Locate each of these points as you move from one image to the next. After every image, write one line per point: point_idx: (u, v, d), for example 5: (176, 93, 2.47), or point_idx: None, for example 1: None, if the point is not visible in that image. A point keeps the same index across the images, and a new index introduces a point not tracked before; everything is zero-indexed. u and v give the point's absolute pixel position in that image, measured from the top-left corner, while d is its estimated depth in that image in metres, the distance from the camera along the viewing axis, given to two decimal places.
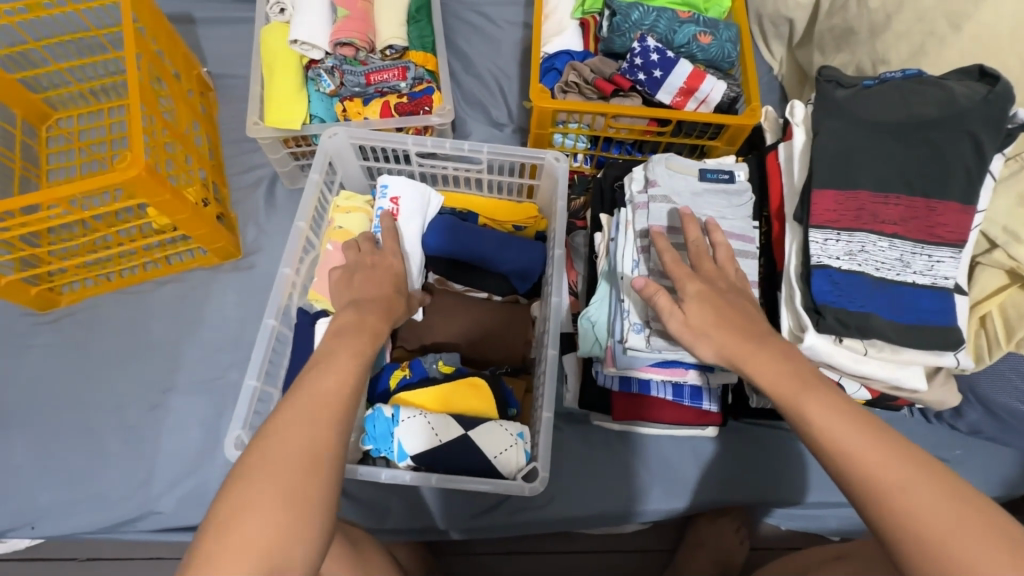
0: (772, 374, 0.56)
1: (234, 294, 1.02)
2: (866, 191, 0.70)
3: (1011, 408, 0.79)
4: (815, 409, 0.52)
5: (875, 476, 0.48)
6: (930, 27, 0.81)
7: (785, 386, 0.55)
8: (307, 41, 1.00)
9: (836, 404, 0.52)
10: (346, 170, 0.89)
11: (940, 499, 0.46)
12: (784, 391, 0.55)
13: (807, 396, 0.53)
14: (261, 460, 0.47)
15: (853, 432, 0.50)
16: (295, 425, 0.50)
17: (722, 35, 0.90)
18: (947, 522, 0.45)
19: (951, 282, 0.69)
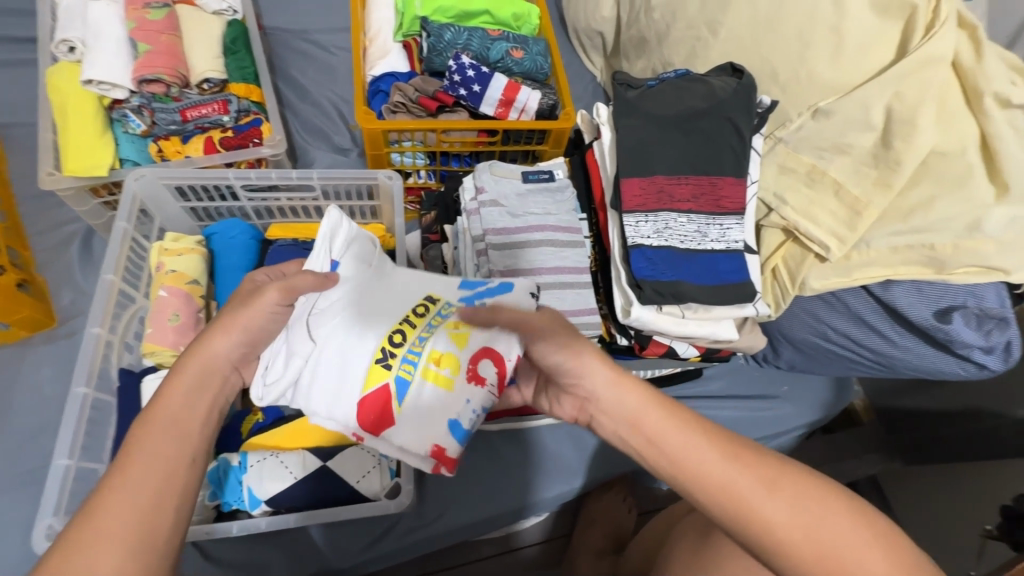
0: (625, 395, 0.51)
1: (51, 368, 0.89)
2: (662, 176, 0.80)
3: (809, 342, 0.93)
4: (669, 430, 0.49)
5: (736, 493, 0.46)
6: (697, 33, 0.95)
7: (641, 403, 0.51)
8: (104, 80, 0.91)
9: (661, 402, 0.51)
10: (165, 213, 0.82)
11: (775, 490, 0.46)
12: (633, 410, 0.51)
13: (654, 407, 0.50)
14: (86, 540, 0.40)
15: (691, 441, 0.48)
16: (125, 495, 0.42)
17: (532, 49, 0.98)
18: (806, 522, 0.45)
19: (740, 244, 0.81)
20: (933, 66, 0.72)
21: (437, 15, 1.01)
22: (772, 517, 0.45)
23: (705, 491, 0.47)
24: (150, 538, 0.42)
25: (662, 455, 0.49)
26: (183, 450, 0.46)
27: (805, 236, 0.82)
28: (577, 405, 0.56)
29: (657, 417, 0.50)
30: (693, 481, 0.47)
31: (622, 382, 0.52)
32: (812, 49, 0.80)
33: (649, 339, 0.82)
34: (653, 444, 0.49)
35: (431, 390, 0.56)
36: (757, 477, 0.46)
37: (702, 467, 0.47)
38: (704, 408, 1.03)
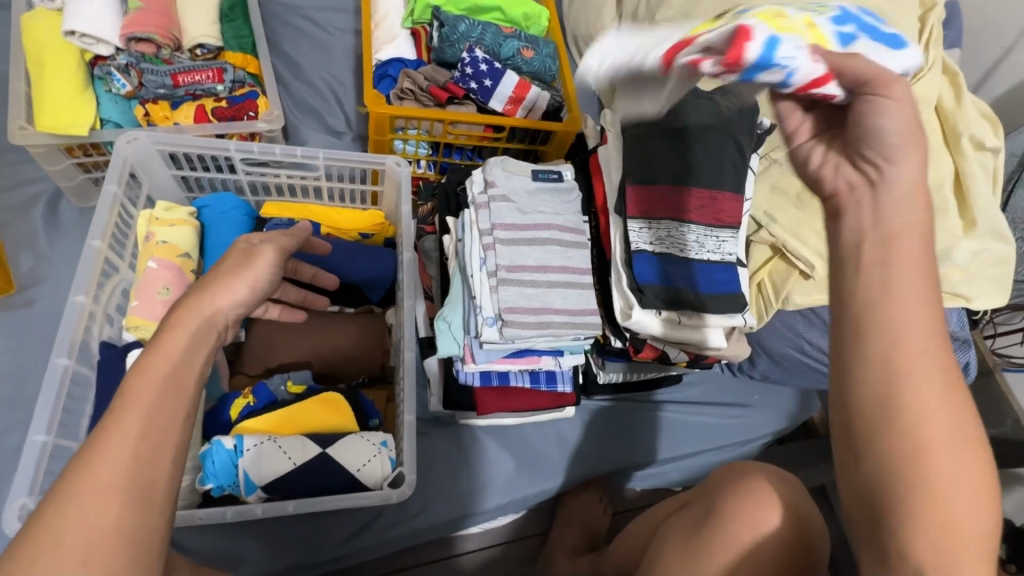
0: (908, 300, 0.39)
1: (7, 338, 0.82)
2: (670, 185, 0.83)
3: (786, 355, 0.98)
4: (923, 366, 0.38)
5: (898, 374, 0.38)
6: None
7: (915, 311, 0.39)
8: (89, 33, 0.85)
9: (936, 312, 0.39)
10: (154, 180, 0.78)
11: (975, 477, 0.38)
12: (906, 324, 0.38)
13: (920, 244, 0.40)
14: (77, 496, 0.37)
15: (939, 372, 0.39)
16: (115, 448, 0.39)
17: (542, 50, 0.99)
18: (944, 435, 0.38)
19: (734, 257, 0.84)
20: (914, 106, 0.80)
21: (449, 6, 1.00)
22: (927, 410, 0.38)
23: (874, 348, 0.39)
24: (148, 492, 0.39)
25: (871, 307, 0.39)
26: (176, 402, 0.42)
27: (793, 256, 0.87)
28: (846, 183, 0.42)
29: (916, 338, 0.38)
30: (878, 330, 0.39)
31: (916, 264, 0.39)
32: None
33: (644, 342, 0.84)
34: (882, 371, 0.38)
35: (787, 40, 0.40)
36: (933, 372, 0.39)
37: (895, 333, 0.39)
38: (682, 413, 1.07)
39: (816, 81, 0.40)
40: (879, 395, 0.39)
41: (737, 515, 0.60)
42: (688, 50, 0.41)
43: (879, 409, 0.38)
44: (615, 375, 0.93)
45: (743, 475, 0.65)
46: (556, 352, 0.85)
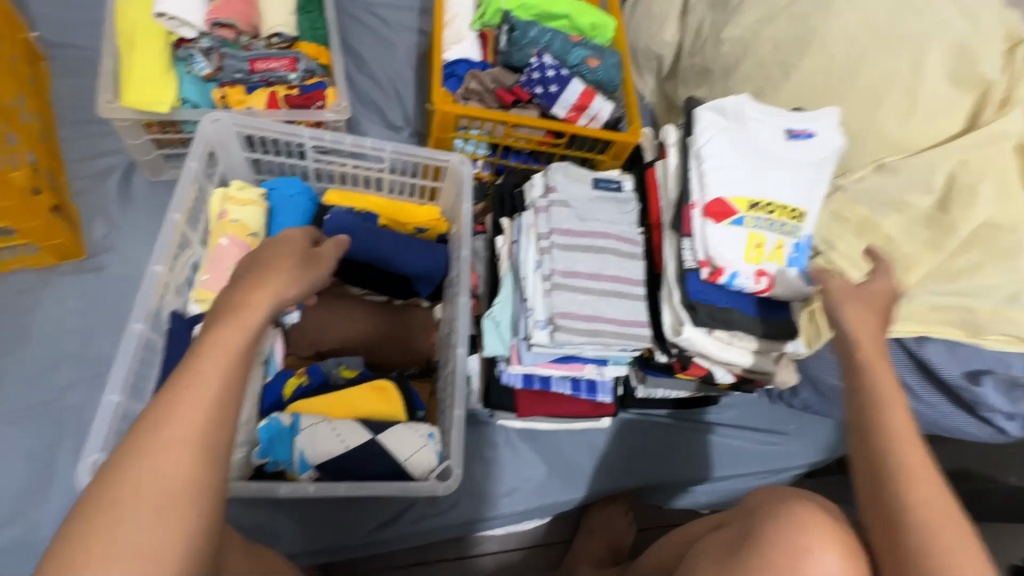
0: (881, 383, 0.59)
1: (76, 301, 0.86)
2: (739, 200, 0.81)
3: (831, 385, 0.96)
4: (914, 445, 0.56)
5: (887, 429, 0.56)
6: (768, 73, 0.97)
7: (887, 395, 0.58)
8: (176, 15, 0.89)
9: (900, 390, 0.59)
10: (229, 161, 0.81)
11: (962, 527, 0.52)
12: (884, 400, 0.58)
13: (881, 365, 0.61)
14: (150, 449, 0.40)
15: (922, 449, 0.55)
16: (185, 406, 0.42)
17: (608, 60, 0.99)
18: (927, 476, 0.54)
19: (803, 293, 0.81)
20: (997, 142, 0.79)
21: (519, 11, 1.01)
22: (909, 456, 0.55)
23: (869, 417, 0.58)
24: (213, 448, 0.42)
25: (861, 388, 0.60)
26: (239, 368, 0.46)
27: (850, 283, 0.84)
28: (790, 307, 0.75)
29: (895, 410, 0.57)
30: (871, 406, 0.58)
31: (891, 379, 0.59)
32: (884, 108, 0.84)
33: (691, 360, 0.83)
34: (879, 432, 0.56)
35: (742, 273, 0.79)
36: (911, 435, 0.56)
37: (888, 404, 0.58)
38: (716, 435, 1.05)
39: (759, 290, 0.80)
40: (877, 451, 0.56)
41: (778, 541, 0.58)
42: (712, 223, 0.80)
43: (875, 455, 0.56)
44: (654, 390, 0.93)
45: (784, 499, 0.62)
46: (601, 361, 0.85)
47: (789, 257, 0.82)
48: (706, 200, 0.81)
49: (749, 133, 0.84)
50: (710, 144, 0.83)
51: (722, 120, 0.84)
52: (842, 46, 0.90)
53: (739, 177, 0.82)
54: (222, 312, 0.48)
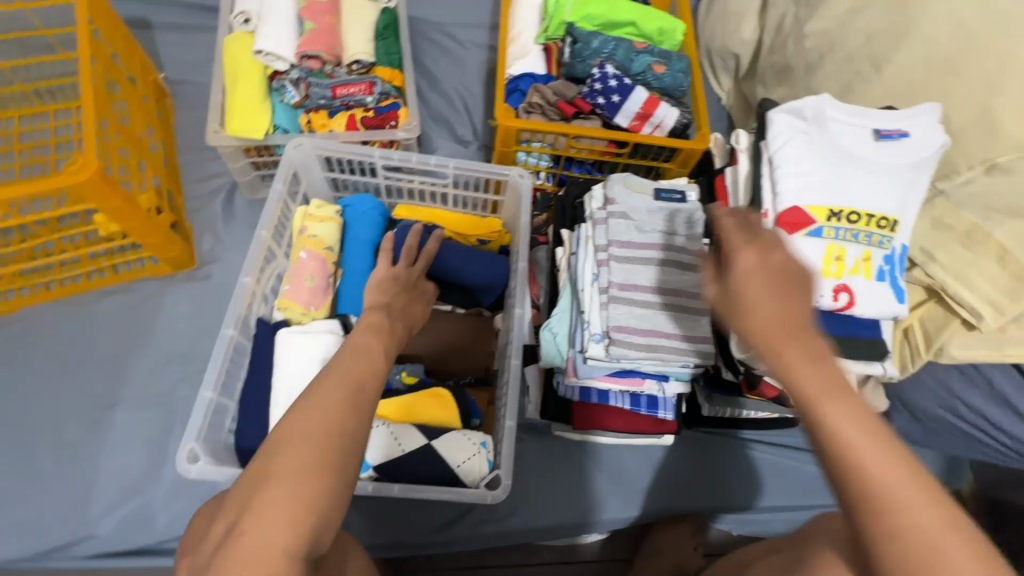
0: (845, 433, 0.42)
1: (187, 306, 0.98)
2: (818, 208, 0.75)
3: (933, 414, 0.86)
4: (905, 501, 0.40)
5: (844, 456, 0.41)
6: (858, 68, 0.89)
7: (860, 448, 0.41)
8: (272, 51, 1.00)
9: (863, 424, 0.42)
10: (310, 180, 0.89)
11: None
12: (855, 445, 0.41)
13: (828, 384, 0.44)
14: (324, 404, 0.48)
15: (923, 504, 0.40)
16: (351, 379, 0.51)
17: (675, 66, 0.96)
18: (905, 505, 0.40)
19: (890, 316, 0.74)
20: None
21: (584, 22, 1.01)
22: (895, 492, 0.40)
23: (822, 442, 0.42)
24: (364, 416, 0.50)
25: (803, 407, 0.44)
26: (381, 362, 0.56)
27: (953, 300, 0.76)
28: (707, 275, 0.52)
29: (864, 437, 0.41)
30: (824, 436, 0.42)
31: (857, 418, 0.42)
32: (999, 99, 0.73)
33: (760, 380, 0.78)
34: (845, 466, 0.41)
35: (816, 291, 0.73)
36: (875, 458, 0.41)
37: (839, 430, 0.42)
38: (791, 460, 0.99)
39: (840, 308, 0.74)
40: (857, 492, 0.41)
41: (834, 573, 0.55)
42: (785, 235, 0.75)
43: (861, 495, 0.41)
44: (721, 409, 0.89)
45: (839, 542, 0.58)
46: (660, 377, 0.83)
47: (879, 270, 0.75)
48: (781, 209, 0.76)
49: (832, 134, 0.76)
50: (789, 150, 0.77)
51: (802, 125, 0.78)
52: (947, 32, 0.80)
53: (822, 185, 0.76)
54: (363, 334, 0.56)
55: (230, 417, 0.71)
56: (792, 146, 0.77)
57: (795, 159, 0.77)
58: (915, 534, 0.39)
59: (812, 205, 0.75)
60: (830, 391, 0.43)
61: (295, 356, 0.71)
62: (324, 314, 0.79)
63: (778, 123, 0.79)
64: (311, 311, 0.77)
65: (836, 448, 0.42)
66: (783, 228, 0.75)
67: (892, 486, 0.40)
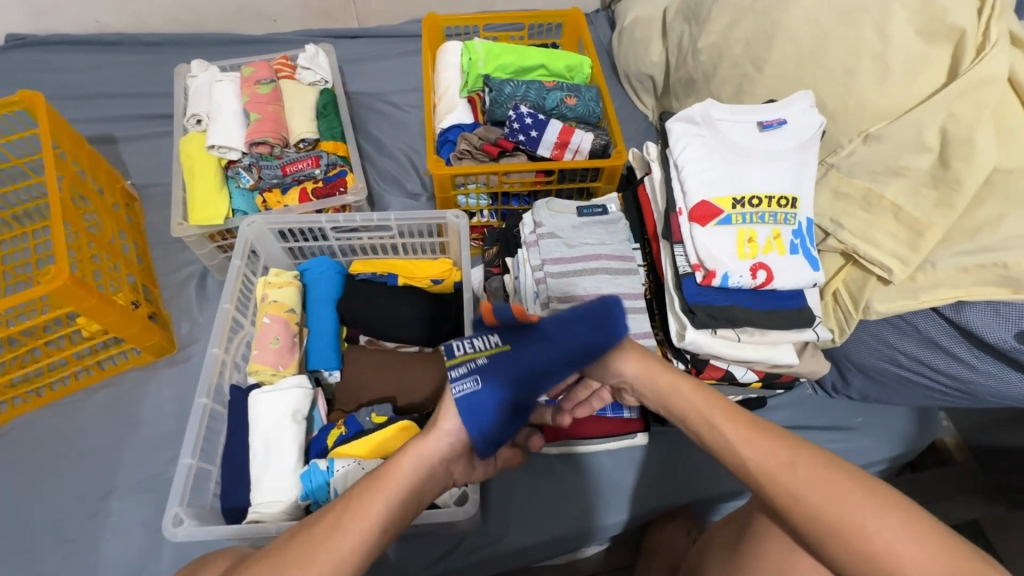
0: (728, 432, 0.54)
1: (171, 389, 1.04)
2: (723, 199, 0.82)
3: (880, 368, 0.90)
4: (786, 457, 0.50)
5: (733, 444, 0.53)
6: (743, 71, 0.99)
7: (741, 436, 0.53)
8: (223, 144, 1.10)
9: (738, 418, 0.55)
10: (268, 253, 0.96)
11: (889, 505, 0.46)
12: (736, 440, 0.54)
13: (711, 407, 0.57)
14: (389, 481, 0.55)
15: (799, 453, 0.51)
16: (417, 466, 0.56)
17: (585, 96, 1.06)
18: (794, 463, 0.50)
19: (811, 283, 0.80)
20: (985, 86, 0.74)
21: (498, 72, 1.12)
22: (771, 454, 0.51)
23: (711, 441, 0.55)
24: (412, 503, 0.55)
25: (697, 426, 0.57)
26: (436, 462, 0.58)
27: (865, 259, 0.81)
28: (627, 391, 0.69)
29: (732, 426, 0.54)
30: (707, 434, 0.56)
31: (726, 411, 0.56)
32: (858, 78, 0.84)
33: (705, 362, 0.85)
34: (731, 447, 0.53)
35: (734, 273, 0.79)
36: (750, 434, 0.53)
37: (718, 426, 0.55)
38: None
39: (761, 283, 0.79)
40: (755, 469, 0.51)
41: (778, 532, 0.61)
42: (698, 227, 0.81)
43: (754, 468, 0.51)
44: None
45: None
46: None
47: (790, 244, 0.81)
48: (690, 205, 0.83)
49: (724, 135, 0.85)
50: (688, 153, 0.85)
51: (695, 131, 0.87)
52: (807, 29, 0.90)
53: (724, 178, 0.83)
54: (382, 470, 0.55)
55: (213, 480, 0.76)
56: (692, 150, 0.85)
57: (696, 159, 0.85)
58: (802, 480, 0.49)
59: (718, 194, 0.82)
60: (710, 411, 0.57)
61: (269, 412, 0.77)
62: (293, 371, 0.85)
63: (675, 133, 0.87)
64: (280, 370, 0.83)
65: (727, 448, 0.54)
66: (698, 223, 0.82)
67: (763, 452, 0.51)
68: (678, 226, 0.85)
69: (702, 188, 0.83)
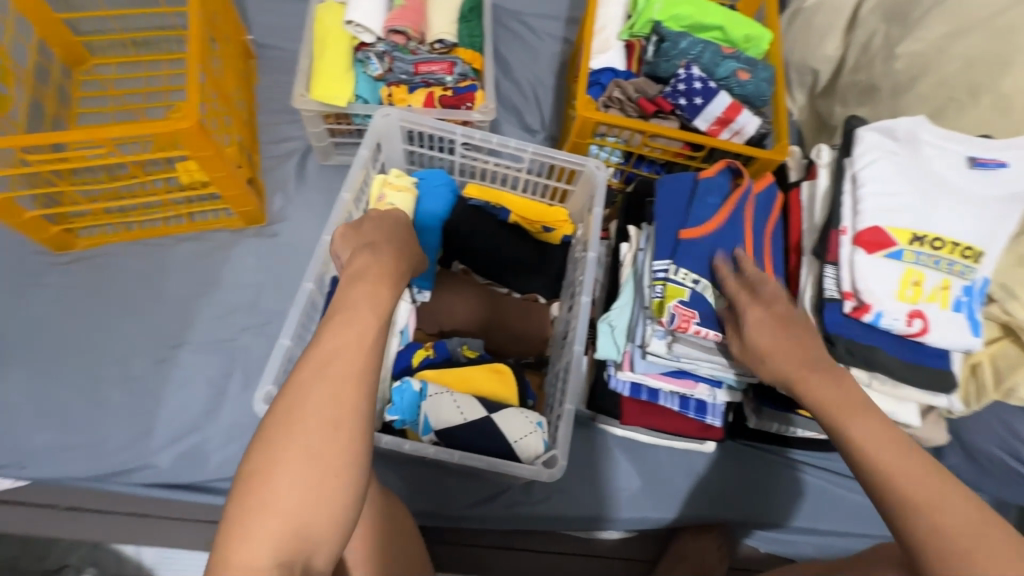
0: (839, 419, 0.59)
1: (254, 261, 1.02)
2: (901, 231, 0.73)
3: (991, 456, 0.83)
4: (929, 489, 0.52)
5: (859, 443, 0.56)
6: (951, 94, 0.87)
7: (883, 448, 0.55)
8: (361, 23, 1.02)
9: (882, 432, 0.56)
10: (389, 150, 0.91)
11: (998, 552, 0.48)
12: (875, 450, 0.55)
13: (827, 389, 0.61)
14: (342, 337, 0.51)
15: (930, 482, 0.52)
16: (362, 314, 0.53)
17: (759, 74, 0.96)
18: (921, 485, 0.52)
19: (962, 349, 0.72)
20: None
21: (670, 22, 1.00)
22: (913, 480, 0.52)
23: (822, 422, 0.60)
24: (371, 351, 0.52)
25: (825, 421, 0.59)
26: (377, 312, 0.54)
27: None
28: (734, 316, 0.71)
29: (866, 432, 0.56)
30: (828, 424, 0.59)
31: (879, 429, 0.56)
32: None
33: None
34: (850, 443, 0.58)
35: (886, 314, 0.72)
36: (896, 450, 0.55)
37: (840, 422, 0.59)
38: (834, 485, 0.98)
39: (913, 333, 0.72)
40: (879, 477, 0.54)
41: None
42: (862, 254, 0.73)
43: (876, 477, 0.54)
44: (767, 424, 0.88)
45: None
46: (716, 381, 0.84)
47: (956, 300, 0.73)
48: (860, 225, 0.75)
49: (921, 164, 0.75)
50: (880, 173, 0.76)
51: (891, 145, 0.77)
52: None
53: (904, 207, 0.74)
54: (350, 303, 0.54)
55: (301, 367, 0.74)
56: (875, 168, 0.76)
57: (883, 182, 0.76)
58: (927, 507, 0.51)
59: (894, 224, 0.74)
60: (847, 414, 0.58)
61: None
62: None
63: (863, 146, 0.78)
64: None
65: (853, 446, 0.56)
66: (864, 250, 0.74)
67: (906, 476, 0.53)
68: (836, 246, 0.76)
69: (877, 212, 0.75)
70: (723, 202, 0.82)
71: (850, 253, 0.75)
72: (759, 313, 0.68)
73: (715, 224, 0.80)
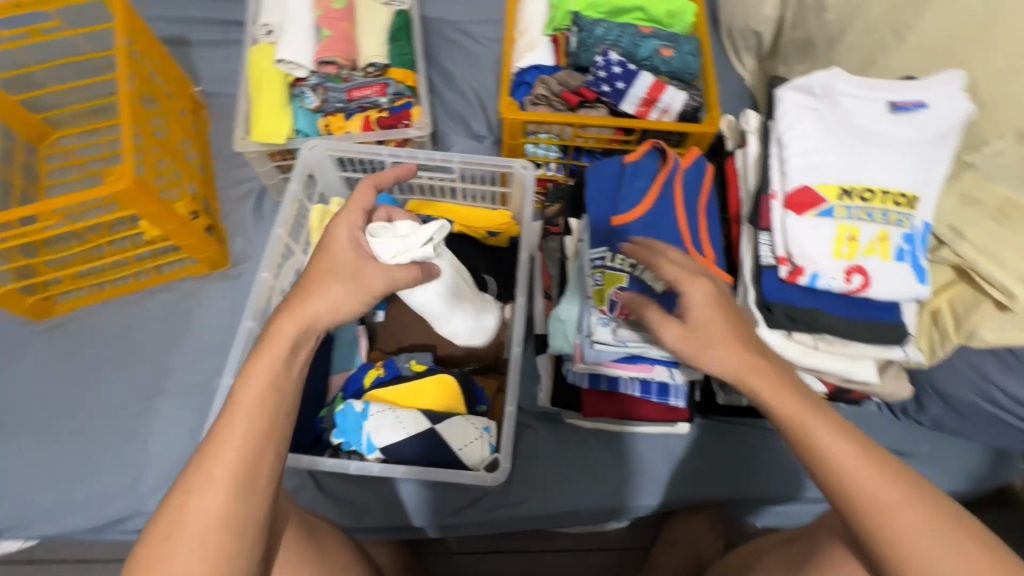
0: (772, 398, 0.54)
1: (221, 304, 1.06)
2: (829, 188, 0.72)
3: (967, 402, 0.80)
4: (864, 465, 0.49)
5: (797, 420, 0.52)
6: (878, 38, 0.85)
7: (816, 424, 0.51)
8: (292, 60, 1.04)
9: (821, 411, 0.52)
10: (326, 179, 0.94)
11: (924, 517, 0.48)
12: (808, 427, 0.52)
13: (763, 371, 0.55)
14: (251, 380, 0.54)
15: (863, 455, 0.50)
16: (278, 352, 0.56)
17: (683, 48, 0.95)
18: (856, 463, 0.50)
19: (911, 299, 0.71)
20: None
21: (589, 11, 1.00)
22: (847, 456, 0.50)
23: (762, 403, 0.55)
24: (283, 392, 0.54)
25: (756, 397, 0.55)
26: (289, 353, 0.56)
27: (984, 280, 0.71)
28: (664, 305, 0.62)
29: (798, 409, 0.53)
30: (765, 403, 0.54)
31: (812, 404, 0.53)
32: None
33: None
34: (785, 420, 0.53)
35: (823, 275, 0.70)
36: (829, 426, 0.51)
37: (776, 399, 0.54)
38: None
39: (858, 290, 0.70)
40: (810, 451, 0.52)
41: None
42: (793, 216, 0.72)
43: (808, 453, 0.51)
44: (736, 397, 0.89)
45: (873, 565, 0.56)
46: (670, 363, 0.81)
47: (898, 250, 0.70)
48: (790, 187, 0.73)
49: (842, 117, 0.74)
50: (804, 132, 0.74)
51: (812, 102, 0.76)
52: None
53: (833, 163, 0.73)
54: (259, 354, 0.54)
55: None
56: (798, 126, 0.75)
57: (807, 140, 0.74)
58: (862, 486, 0.49)
59: (824, 182, 0.72)
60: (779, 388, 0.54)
61: None
62: None
63: (785, 105, 0.76)
64: None
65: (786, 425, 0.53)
66: (796, 211, 0.72)
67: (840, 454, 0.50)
68: (769, 211, 0.75)
69: (805, 171, 0.73)
70: (651, 184, 0.80)
71: (785, 216, 0.73)
72: (705, 292, 0.59)
73: (644, 209, 0.79)
